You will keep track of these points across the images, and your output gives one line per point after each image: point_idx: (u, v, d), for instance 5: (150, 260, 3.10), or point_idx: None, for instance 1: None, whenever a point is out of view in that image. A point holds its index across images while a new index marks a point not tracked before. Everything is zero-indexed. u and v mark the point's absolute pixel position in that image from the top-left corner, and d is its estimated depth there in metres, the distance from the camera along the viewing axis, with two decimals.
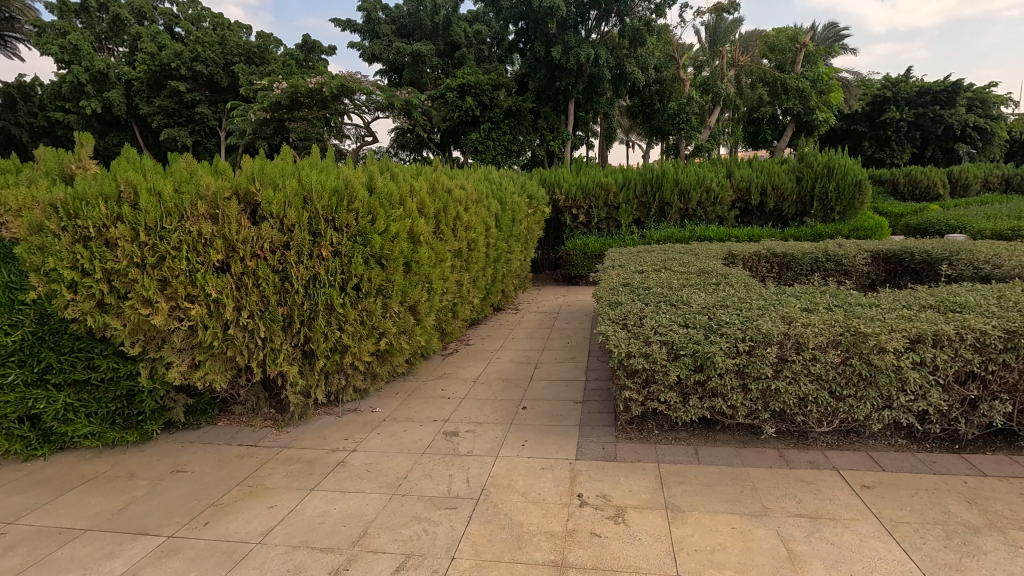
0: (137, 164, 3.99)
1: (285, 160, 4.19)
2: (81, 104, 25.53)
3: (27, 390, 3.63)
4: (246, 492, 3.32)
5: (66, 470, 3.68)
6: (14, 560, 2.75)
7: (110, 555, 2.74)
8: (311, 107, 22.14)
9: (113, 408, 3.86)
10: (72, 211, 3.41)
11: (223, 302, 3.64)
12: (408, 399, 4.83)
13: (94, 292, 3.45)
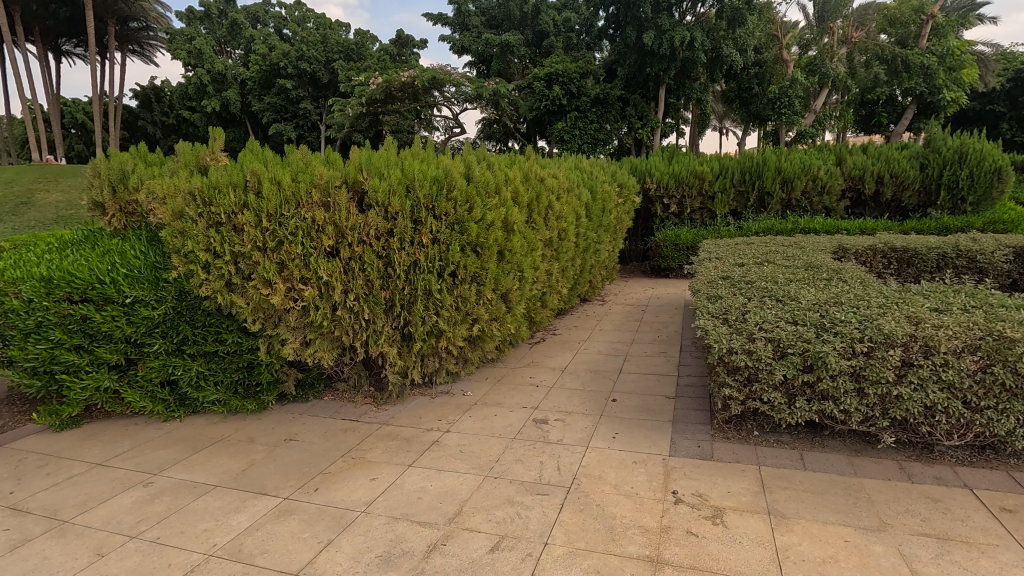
0: (259, 155, 4.34)
1: (389, 151, 4.37)
2: (204, 103, 28.17)
3: (168, 358, 4.11)
4: (350, 463, 3.54)
5: (197, 431, 4.11)
6: (160, 506, 3.12)
7: (236, 510, 3.04)
8: (404, 100, 23.01)
9: (236, 378, 4.26)
10: (207, 199, 3.77)
11: (332, 285, 3.87)
12: (498, 385, 4.92)
13: (223, 273, 3.81)
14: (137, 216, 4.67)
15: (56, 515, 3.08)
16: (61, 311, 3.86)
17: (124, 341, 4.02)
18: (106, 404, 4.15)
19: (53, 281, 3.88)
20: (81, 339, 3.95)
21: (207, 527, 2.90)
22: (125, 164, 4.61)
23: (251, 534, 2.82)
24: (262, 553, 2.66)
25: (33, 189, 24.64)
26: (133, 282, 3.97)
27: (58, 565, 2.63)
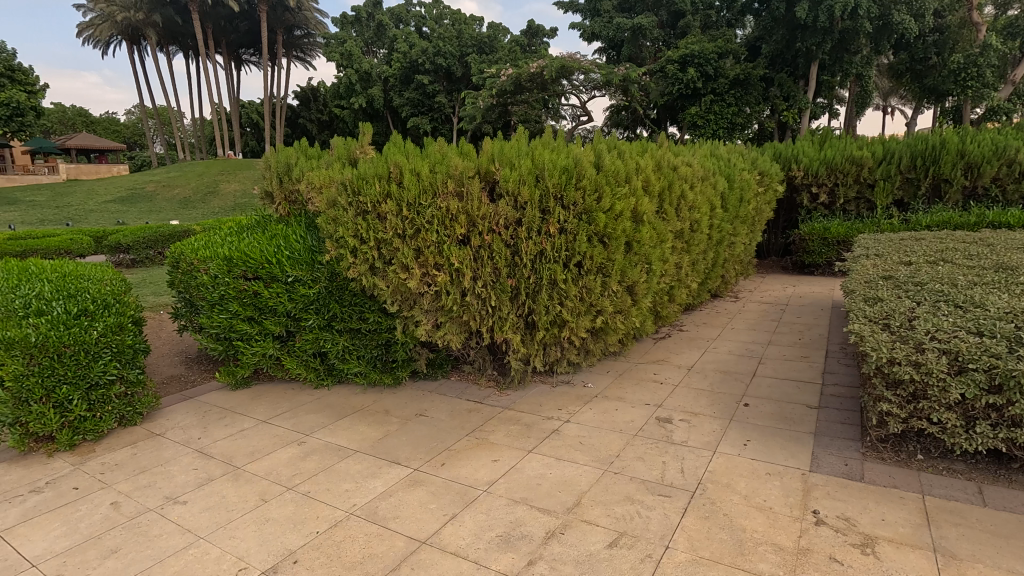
0: (401, 148, 4.63)
1: (520, 141, 4.43)
2: (352, 100, 30.83)
3: (320, 332, 4.59)
4: (474, 443, 3.69)
5: (342, 399, 4.55)
6: (310, 464, 3.50)
7: (373, 476, 3.32)
8: (532, 90, 23.27)
9: (375, 354, 4.64)
10: (356, 189, 4.11)
11: (462, 272, 4.02)
12: (620, 379, 4.82)
13: (367, 257, 4.13)
14: (298, 205, 5.25)
15: (231, 461, 3.59)
16: (238, 287, 4.48)
17: (285, 315, 4.56)
18: (270, 368, 4.76)
19: (233, 260, 4.50)
20: (253, 312, 4.55)
21: (349, 488, 3.20)
22: (290, 158, 5.18)
23: (385, 499, 3.06)
24: (394, 518, 2.88)
25: (218, 180, 28.83)
26: (294, 263, 4.47)
27: (232, 505, 3.07)
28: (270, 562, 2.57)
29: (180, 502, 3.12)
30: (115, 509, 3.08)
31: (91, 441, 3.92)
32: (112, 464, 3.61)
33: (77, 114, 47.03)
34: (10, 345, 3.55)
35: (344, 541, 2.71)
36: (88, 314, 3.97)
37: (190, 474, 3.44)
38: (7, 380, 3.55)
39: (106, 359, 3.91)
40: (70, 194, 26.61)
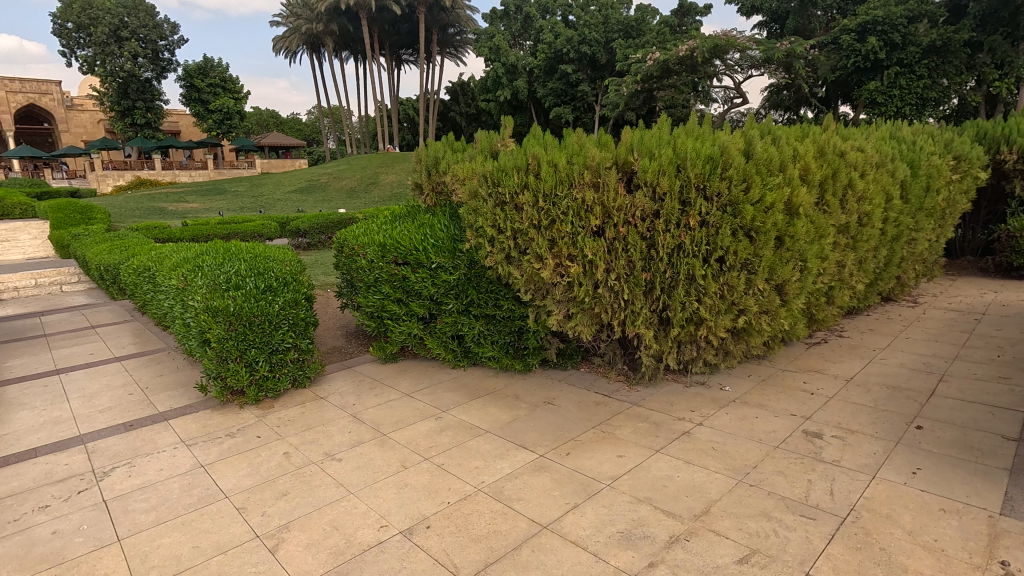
0: (540, 139, 4.70)
1: (662, 130, 4.25)
2: (498, 93, 31.91)
3: (459, 316, 4.88)
4: (600, 436, 3.68)
5: (476, 381, 4.80)
6: (445, 438, 3.76)
7: (501, 456, 3.47)
8: (681, 73, 22.15)
9: (508, 340, 4.82)
10: (496, 181, 4.27)
11: (595, 264, 3.99)
12: (763, 385, 4.46)
13: (504, 247, 4.29)
14: (443, 196, 5.59)
15: (378, 428, 3.99)
16: (390, 271, 4.92)
17: (429, 299, 4.93)
18: (414, 346, 5.18)
19: (386, 246, 4.95)
20: (401, 294, 4.98)
21: (478, 465, 3.39)
22: (438, 152, 5.53)
23: (511, 480, 3.19)
24: (518, 500, 2.99)
25: (379, 171, 31.78)
26: (438, 250, 4.80)
27: (378, 467, 3.42)
28: (407, 523, 2.83)
29: (336, 459, 3.55)
30: (286, 458, 3.61)
31: (271, 398, 4.61)
32: (286, 419, 4.22)
33: (271, 116, 54.76)
34: (216, 312, 4.29)
35: (471, 514, 2.88)
36: (272, 290, 4.66)
37: (345, 436, 3.89)
38: (213, 341, 4.31)
39: (284, 328, 4.57)
40: (264, 185, 31.20)
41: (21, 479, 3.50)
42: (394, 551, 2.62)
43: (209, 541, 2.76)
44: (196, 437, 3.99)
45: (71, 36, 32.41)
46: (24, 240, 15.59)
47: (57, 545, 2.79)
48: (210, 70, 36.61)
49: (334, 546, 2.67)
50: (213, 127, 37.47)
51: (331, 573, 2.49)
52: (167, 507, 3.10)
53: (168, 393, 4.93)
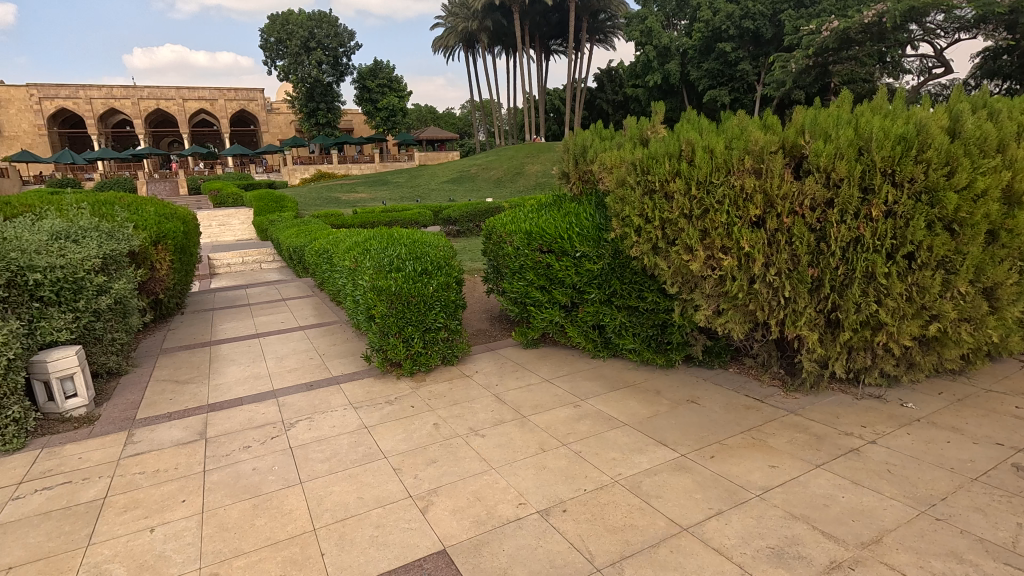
0: (695, 124, 4.44)
1: (841, 108, 3.77)
2: (648, 78, 30.82)
3: (600, 306, 4.85)
4: (749, 442, 3.43)
5: (615, 372, 4.75)
6: (583, 427, 3.78)
7: (639, 451, 3.40)
8: (864, 43, 19.47)
9: (650, 333, 4.68)
10: (646, 168, 4.14)
11: (753, 257, 3.68)
12: (958, 406, 3.79)
13: (651, 237, 4.15)
14: (590, 184, 5.55)
15: (518, 410, 4.14)
16: (535, 259, 5.05)
17: (571, 287, 4.96)
18: (555, 334, 5.27)
19: (531, 234, 5.08)
20: (544, 282, 5.08)
21: (615, 457, 3.35)
22: (586, 141, 5.50)
23: (650, 476, 3.11)
24: (657, 497, 2.91)
25: (524, 161, 32.63)
26: (582, 239, 4.79)
27: (517, 447, 3.55)
28: (543, 504, 2.90)
29: (480, 435, 3.76)
30: (436, 428, 3.90)
31: (424, 372, 5.02)
32: (436, 393, 4.56)
33: (429, 112, 58.86)
34: (380, 291, 4.76)
35: (608, 505, 2.86)
36: (428, 273, 5.04)
37: (488, 414, 4.09)
38: (377, 317, 4.78)
39: (437, 309, 4.93)
40: (421, 176, 33.77)
41: (232, 422, 4.24)
42: (531, 529, 2.71)
43: (370, 494, 3.10)
44: (361, 401, 4.49)
45: (273, 49, 37.82)
46: (235, 224, 18.70)
47: (256, 480, 3.33)
48: (379, 72, 40.37)
49: (477, 516, 2.84)
50: (379, 124, 41.39)
51: (473, 540, 2.65)
52: (338, 460, 3.53)
53: (340, 360, 5.61)
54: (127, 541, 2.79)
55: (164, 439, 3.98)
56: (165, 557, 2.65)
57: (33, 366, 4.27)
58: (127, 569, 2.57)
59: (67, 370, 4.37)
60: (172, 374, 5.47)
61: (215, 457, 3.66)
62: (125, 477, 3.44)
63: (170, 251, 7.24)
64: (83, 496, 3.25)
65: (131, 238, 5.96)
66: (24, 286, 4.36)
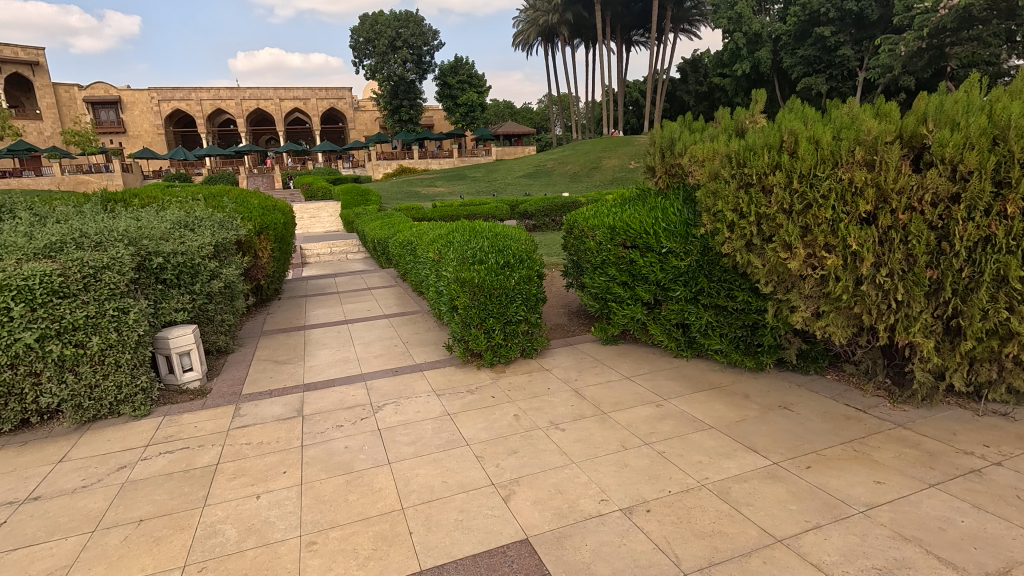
0: (798, 114, 4.18)
1: (971, 94, 3.41)
2: (736, 67, 29.38)
3: (686, 304, 4.72)
4: (851, 454, 3.20)
5: (700, 373, 4.59)
6: (666, 427, 3.69)
7: (727, 456, 3.27)
8: (989, 21, 17.50)
9: (739, 334, 4.47)
10: (742, 161, 3.96)
11: (860, 256, 3.42)
12: None
13: (745, 233, 3.97)
14: (677, 178, 5.38)
15: (599, 405, 4.10)
16: (618, 254, 4.99)
17: (655, 284, 4.86)
18: (636, 331, 5.18)
19: (615, 229, 5.01)
20: (627, 278, 5.01)
21: (701, 460, 3.24)
22: (674, 133, 5.32)
23: (739, 483, 2.98)
24: (747, 505, 2.78)
25: (602, 155, 32.19)
26: (669, 235, 4.67)
27: (598, 443, 3.52)
28: (626, 503, 2.86)
29: (560, 428, 3.76)
30: (516, 419, 3.95)
31: (503, 363, 5.09)
32: (515, 385, 4.62)
33: (507, 107, 59.34)
34: (464, 283, 4.87)
35: (694, 509, 2.78)
36: (510, 266, 5.09)
37: (567, 408, 4.09)
38: (460, 308, 4.91)
39: (517, 302, 4.98)
40: (498, 170, 34.16)
41: (325, 402, 4.50)
42: (613, 526, 2.68)
43: (454, 479, 3.19)
44: (444, 389, 4.62)
45: (361, 49, 39.51)
46: (324, 216, 19.81)
47: (348, 458, 3.53)
48: (460, 68, 41.14)
49: (558, 509, 2.85)
50: (459, 119, 42.25)
51: (555, 532, 2.66)
52: (423, 444, 3.66)
53: (423, 348, 5.81)
54: (237, 505, 3.04)
55: (267, 414, 4.30)
56: (269, 522, 2.86)
57: (157, 341, 4.75)
58: (238, 531, 2.81)
59: (185, 346, 4.82)
60: (272, 355, 5.90)
61: (311, 433, 3.91)
62: (233, 447, 3.76)
63: (270, 241, 7.79)
64: (199, 461, 3.58)
65: (239, 228, 6.47)
66: (151, 269, 4.84)
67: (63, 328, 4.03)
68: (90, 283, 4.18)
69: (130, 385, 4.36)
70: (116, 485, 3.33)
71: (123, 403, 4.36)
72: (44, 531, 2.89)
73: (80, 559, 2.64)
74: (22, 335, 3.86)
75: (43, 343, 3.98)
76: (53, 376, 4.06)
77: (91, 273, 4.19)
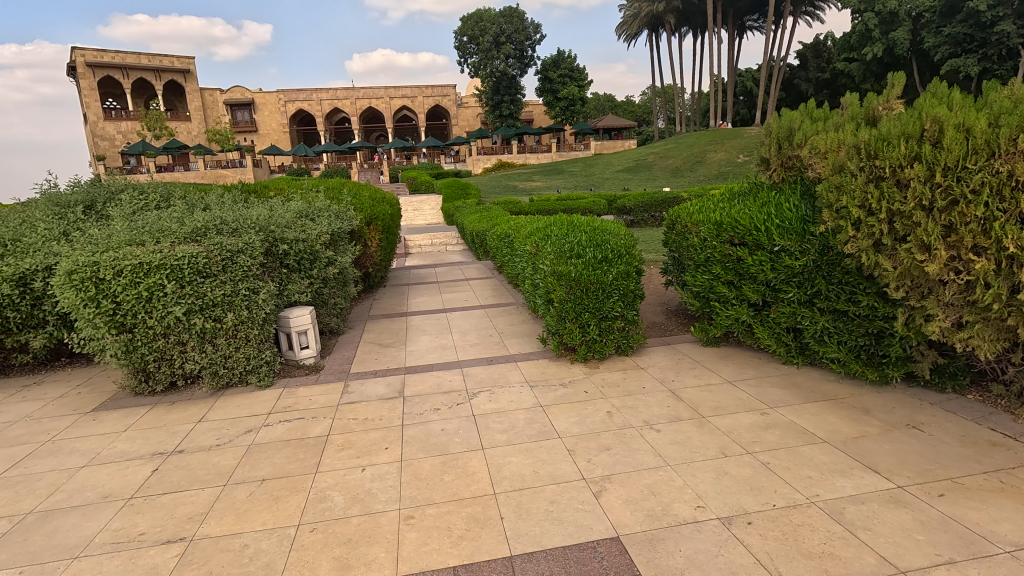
0: (946, 98, 3.71)
1: None
2: (865, 50, 26.73)
3: (799, 307, 4.39)
4: (995, 486, 2.81)
5: (812, 382, 4.25)
6: (772, 437, 3.45)
7: (842, 473, 3.00)
8: None
9: (861, 343, 4.05)
10: (873, 152, 3.59)
11: (1020, 261, 2.97)
12: None
13: (874, 231, 3.58)
14: (795, 171, 5.00)
15: (697, 409, 3.93)
16: (724, 251, 4.82)
17: (765, 284, 4.58)
18: (740, 333, 4.93)
19: (722, 225, 4.85)
20: (733, 277, 4.82)
21: (811, 476, 3.00)
22: (793, 122, 4.92)
23: (856, 504, 2.73)
24: (865, 530, 2.54)
25: (707, 149, 30.72)
26: (783, 232, 4.39)
27: (696, 448, 3.37)
28: (725, 512, 2.73)
29: (655, 429, 3.65)
30: (609, 416, 3.89)
31: (597, 359, 5.04)
32: (609, 381, 4.56)
33: (608, 100, 58.39)
34: (560, 276, 4.88)
35: (802, 527, 2.58)
36: (607, 261, 5.02)
37: (663, 409, 3.96)
38: (555, 301, 4.93)
39: (614, 298, 4.91)
40: (597, 165, 33.67)
41: (424, 385, 4.72)
42: (710, 535, 2.56)
43: (545, 470, 3.21)
44: (537, 380, 4.67)
45: (465, 48, 40.71)
46: (426, 209, 20.64)
47: (444, 440, 3.67)
48: (562, 62, 41.02)
49: (652, 510, 2.77)
50: (558, 113, 42.21)
51: (647, 534, 2.60)
52: (516, 433, 3.72)
53: (516, 339, 5.89)
54: (344, 474, 3.28)
55: (371, 393, 4.59)
56: (372, 494, 3.05)
57: (280, 320, 5.24)
58: (344, 498, 3.03)
59: (302, 325, 5.26)
60: (377, 338, 6.28)
61: (410, 414, 4.12)
62: (342, 421, 4.05)
63: (379, 231, 8.29)
64: (312, 431, 3.90)
65: (352, 218, 6.94)
66: (277, 255, 5.33)
67: (205, 304, 4.56)
68: (228, 265, 4.68)
69: (257, 357, 4.83)
70: (244, 446, 3.72)
71: (250, 373, 4.84)
72: (187, 481, 3.29)
73: (214, 508, 2.99)
74: (174, 308, 4.43)
75: (189, 317, 4.54)
76: (196, 345, 4.63)
77: (228, 257, 4.69)
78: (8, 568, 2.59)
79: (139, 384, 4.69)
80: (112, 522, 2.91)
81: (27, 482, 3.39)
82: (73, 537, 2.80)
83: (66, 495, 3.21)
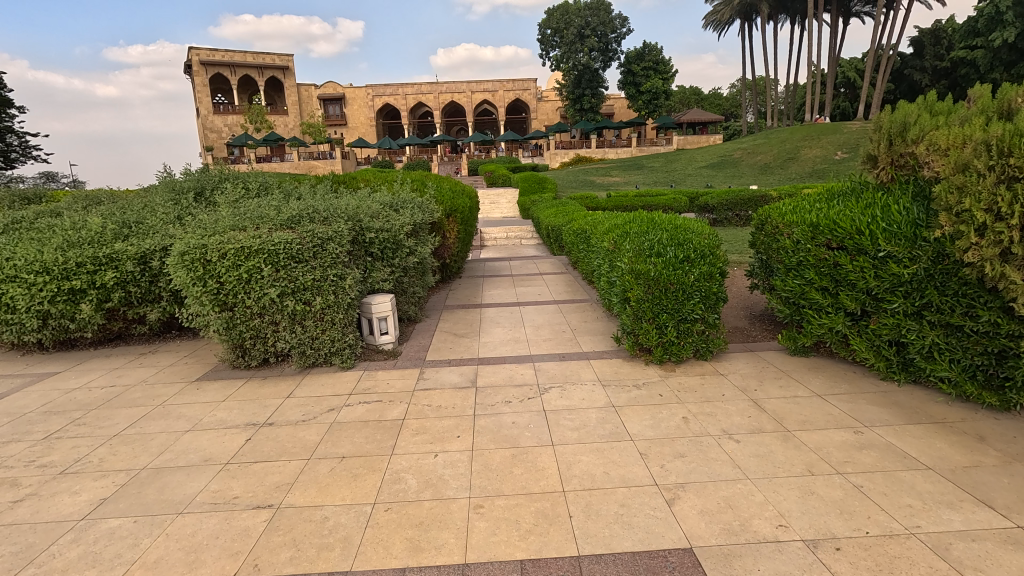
0: None
1: None
2: (995, 35, 24.72)
3: (904, 319, 4.00)
4: None
5: (916, 402, 3.88)
6: (867, 458, 3.19)
7: (949, 506, 2.72)
8: None
9: (977, 363, 3.65)
10: (1007, 149, 3.23)
11: None
12: None
13: (1001, 239, 3.20)
14: (908, 170, 4.54)
15: (781, 422, 3.70)
16: (819, 255, 4.50)
17: (866, 293, 4.22)
18: (834, 344, 4.59)
19: (819, 227, 4.53)
20: (828, 283, 4.49)
21: (912, 505, 2.75)
22: (909, 116, 4.49)
23: (965, 541, 2.46)
24: (976, 570, 2.28)
25: (800, 144, 28.96)
26: (890, 237, 4.02)
27: (780, 463, 3.18)
28: (811, 534, 2.55)
29: (734, 439, 3.48)
30: (685, 422, 3.76)
31: (673, 361, 4.86)
32: (686, 386, 4.39)
33: (693, 92, 56.31)
34: (638, 275, 4.77)
35: (900, 560, 2.37)
36: (689, 261, 4.83)
37: (745, 419, 3.76)
38: (632, 300, 4.82)
39: (694, 300, 4.71)
40: (679, 160, 32.65)
41: (496, 377, 4.78)
42: (794, 557, 2.41)
43: (616, 472, 3.15)
44: (610, 380, 4.59)
45: (548, 41, 40.58)
46: (502, 202, 20.85)
47: (515, 433, 3.69)
48: (646, 54, 39.93)
49: (729, 525, 2.65)
50: (641, 107, 41.17)
51: (723, 548, 2.48)
52: (587, 432, 3.67)
53: (590, 337, 5.81)
54: (417, 458, 3.39)
55: (446, 381, 4.72)
56: (443, 479, 3.14)
57: (362, 306, 5.48)
58: (417, 481, 3.12)
59: (383, 312, 5.48)
60: (452, 327, 6.43)
61: (482, 405, 4.18)
62: (417, 406, 4.19)
63: (457, 223, 8.42)
64: (389, 414, 4.06)
65: (433, 211, 7.10)
66: (363, 243, 5.56)
67: (297, 288, 4.85)
68: (318, 251, 4.94)
69: (341, 340, 5.08)
70: (327, 423, 3.94)
71: (334, 355, 5.09)
72: (276, 452, 3.52)
73: (299, 480, 3.18)
74: (270, 290, 4.76)
75: (282, 299, 4.86)
76: (288, 326, 4.94)
77: (319, 244, 4.95)
78: (126, 516, 2.89)
79: (236, 358, 5.09)
80: (211, 484, 3.17)
81: (142, 441, 3.76)
82: (178, 494, 3.08)
83: (173, 456, 3.54)
